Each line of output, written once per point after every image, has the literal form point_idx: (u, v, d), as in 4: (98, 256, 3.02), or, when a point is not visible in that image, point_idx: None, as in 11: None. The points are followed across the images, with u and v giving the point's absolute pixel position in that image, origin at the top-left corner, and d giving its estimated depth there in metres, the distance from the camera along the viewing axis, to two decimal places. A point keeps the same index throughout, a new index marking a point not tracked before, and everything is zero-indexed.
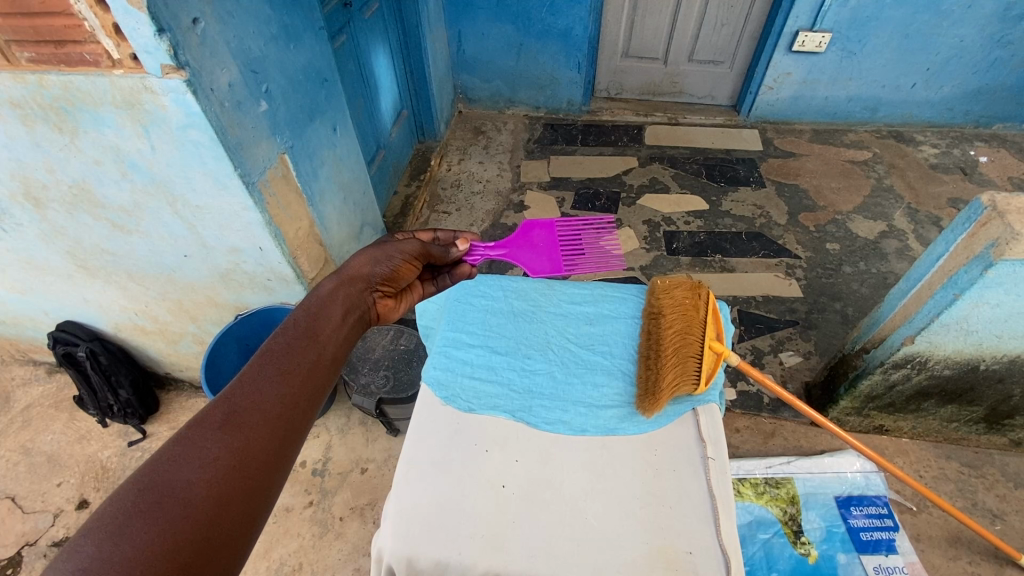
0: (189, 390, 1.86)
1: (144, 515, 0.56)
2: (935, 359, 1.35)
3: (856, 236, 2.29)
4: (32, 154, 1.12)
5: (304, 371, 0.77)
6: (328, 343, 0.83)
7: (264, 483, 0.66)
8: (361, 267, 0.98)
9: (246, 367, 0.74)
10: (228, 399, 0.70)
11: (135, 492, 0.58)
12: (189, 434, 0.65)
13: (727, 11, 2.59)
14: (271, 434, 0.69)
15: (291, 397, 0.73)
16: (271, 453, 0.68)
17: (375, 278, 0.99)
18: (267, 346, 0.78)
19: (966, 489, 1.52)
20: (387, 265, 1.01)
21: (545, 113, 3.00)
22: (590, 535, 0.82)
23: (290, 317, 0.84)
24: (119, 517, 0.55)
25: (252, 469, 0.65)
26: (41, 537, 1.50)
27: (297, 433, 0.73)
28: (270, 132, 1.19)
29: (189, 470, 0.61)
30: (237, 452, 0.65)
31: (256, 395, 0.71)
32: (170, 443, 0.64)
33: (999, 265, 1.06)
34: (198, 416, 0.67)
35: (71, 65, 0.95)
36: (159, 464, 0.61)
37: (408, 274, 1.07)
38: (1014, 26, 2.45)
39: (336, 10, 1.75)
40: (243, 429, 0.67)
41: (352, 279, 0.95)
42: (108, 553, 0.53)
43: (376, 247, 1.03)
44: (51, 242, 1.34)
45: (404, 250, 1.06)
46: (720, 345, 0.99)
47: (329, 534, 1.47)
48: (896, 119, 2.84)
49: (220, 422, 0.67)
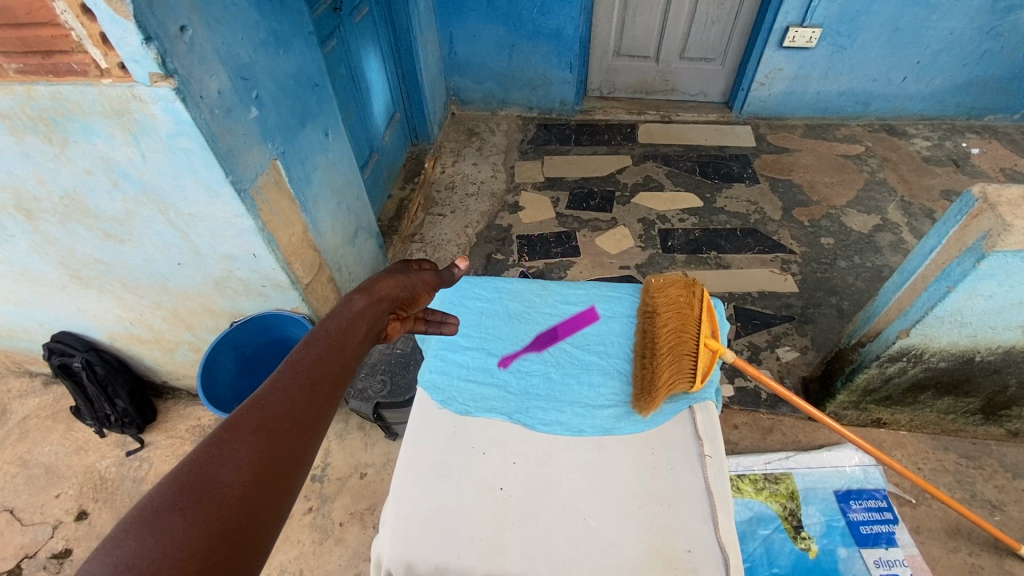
0: (187, 398, 1.85)
1: (183, 512, 0.56)
2: (929, 352, 1.35)
3: (850, 230, 2.29)
4: (22, 165, 1.11)
5: (331, 379, 0.76)
6: (354, 353, 0.82)
7: (289, 489, 0.64)
8: (388, 288, 0.94)
9: (277, 372, 0.74)
10: (262, 401, 0.69)
11: (173, 490, 0.58)
12: (224, 435, 0.64)
13: (717, 8, 2.60)
14: (302, 438, 0.68)
15: (319, 405, 0.72)
16: (300, 458, 0.67)
17: (397, 301, 0.94)
18: (298, 354, 0.77)
19: (964, 480, 1.53)
20: (408, 290, 0.97)
21: (538, 114, 3.00)
22: (590, 536, 0.81)
23: (319, 327, 0.82)
24: (159, 513, 0.55)
25: (280, 473, 0.64)
26: (41, 550, 1.49)
27: (321, 439, 0.71)
28: (261, 139, 1.19)
29: (225, 470, 0.61)
30: (269, 456, 0.64)
31: (287, 399, 0.70)
32: (206, 443, 0.63)
33: (992, 257, 1.07)
34: (233, 416, 0.66)
35: (58, 75, 0.95)
36: (195, 464, 0.61)
37: (427, 301, 1.01)
38: (1003, 18, 2.45)
39: (326, 14, 1.75)
40: (275, 432, 0.66)
41: (378, 299, 0.91)
42: (148, 548, 0.53)
43: (399, 271, 0.99)
44: (44, 252, 1.33)
45: (425, 277, 1.02)
46: (716, 342, 0.99)
47: (330, 540, 1.46)
48: (887, 112, 2.86)
49: (255, 424, 0.66)
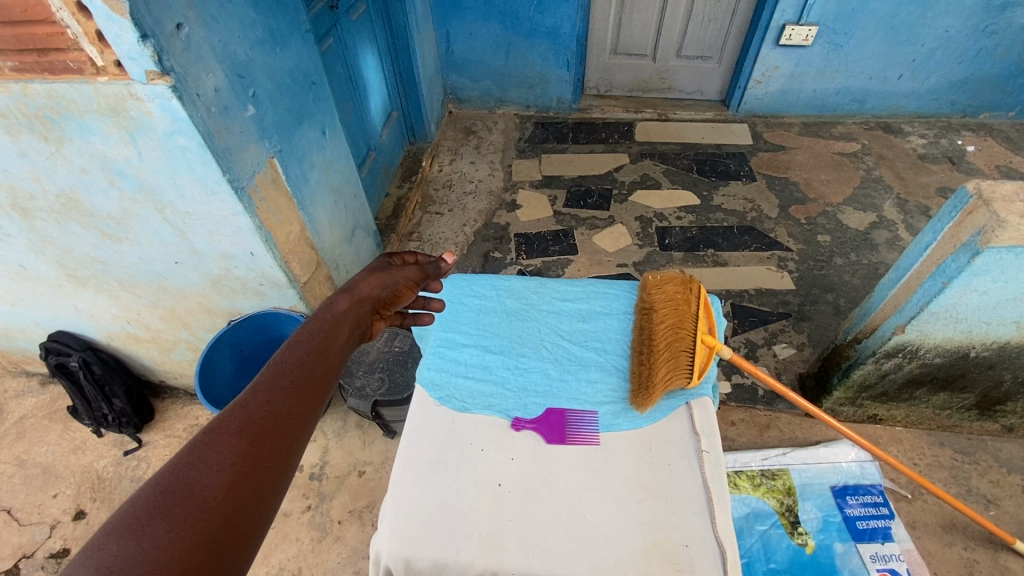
0: (184, 398, 1.85)
1: (166, 515, 0.55)
2: (925, 348, 1.36)
3: (847, 228, 2.30)
4: (18, 164, 1.11)
5: (314, 384, 0.76)
6: (336, 357, 0.82)
7: (272, 493, 0.64)
8: (370, 288, 0.94)
9: (259, 377, 0.73)
10: (243, 406, 0.69)
11: (156, 494, 0.57)
12: (207, 438, 0.63)
13: (714, 7, 2.60)
14: (284, 442, 0.68)
15: (301, 410, 0.72)
16: (282, 462, 0.67)
17: (379, 300, 0.95)
18: (280, 359, 0.77)
19: (960, 475, 1.54)
20: (390, 288, 0.97)
21: (535, 112, 3.00)
22: (589, 531, 0.81)
23: (302, 330, 0.82)
24: (141, 517, 0.54)
25: (262, 476, 0.64)
26: (38, 550, 1.49)
27: (304, 443, 0.71)
28: (258, 137, 1.18)
29: (208, 474, 0.60)
30: (252, 459, 0.64)
31: (269, 404, 0.70)
32: (188, 446, 0.62)
33: (987, 253, 1.07)
34: (215, 420, 0.66)
35: (54, 73, 0.94)
36: (177, 468, 0.60)
37: (410, 298, 1.02)
38: (998, 16, 2.46)
39: (323, 13, 1.75)
40: (257, 437, 0.66)
41: (361, 299, 0.91)
42: (130, 551, 0.52)
43: (380, 269, 0.99)
44: (40, 251, 1.33)
45: (406, 274, 1.02)
46: (712, 339, 1.00)
47: (328, 538, 1.47)
48: (883, 110, 2.87)
49: (237, 428, 0.65)
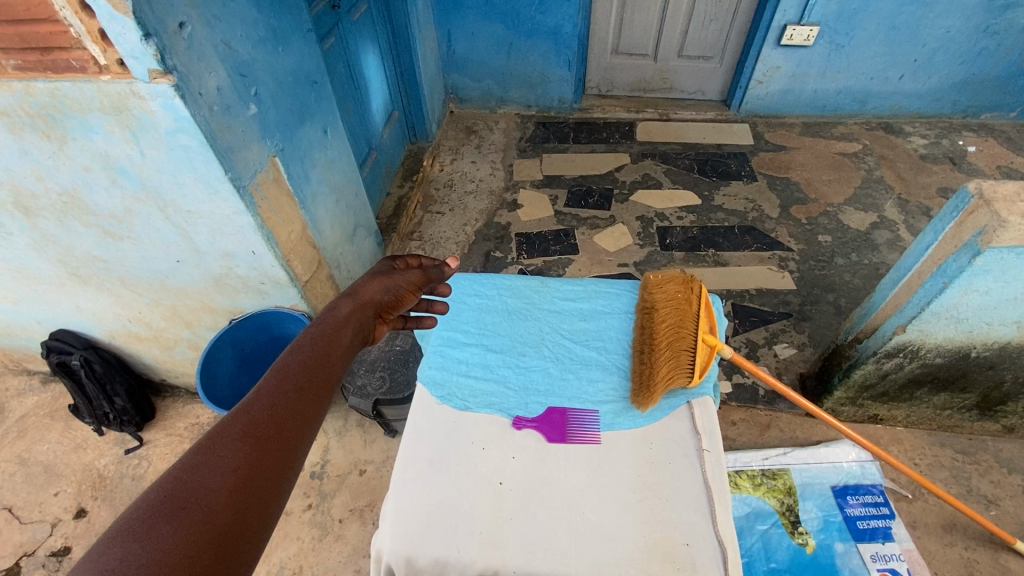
0: (185, 396, 1.85)
1: (170, 519, 0.55)
2: (926, 348, 1.36)
3: (848, 228, 2.30)
4: (21, 162, 1.11)
5: (317, 387, 0.76)
6: (338, 361, 0.82)
7: (275, 495, 0.64)
8: (372, 291, 0.94)
9: (262, 381, 0.74)
10: (247, 409, 0.69)
11: (160, 497, 0.57)
12: (211, 442, 0.64)
13: (715, 7, 2.61)
14: (288, 445, 0.68)
15: (304, 413, 0.73)
16: (285, 466, 0.67)
17: (381, 305, 0.94)
18: (282, 362, 0.77)
19: (960, 476, 1.54)
20: (392, 292, 0.96)
21: (537, 112, 3.00)
22: (590, 530, 0.82)
23: (305, 333, 0.82)
24: (146, 520, 0.54)
25: (265, 480, 0.64)
26: (39, 548, 1.49)
27: (307, 446, 0.71)
28: (260, 136, 1.19)
29: (212, 477, 0.60)
30: (255, 463, 0.64)
31: (273, 408, 0.70)
32: (192, 450, 0.62)
33: (987, 253, 1.07)
34: (219, 425, 0.66)
35: (57, 72, 0.95)
36: (181, 471, 0.60)
37: (413, 302, 1.01)
38: (1000, 16, 2.46)
39: (324, 12, 1.76)
40: (261, 440, 0.66)
41: (363, 303, 0.91)
42: (135, 554, 0.52)
43: (382, 273, 0.99)
44: (42, 250, 1.34)
45: (409, 277, 1.01)
46: (714, 338, 1.00)
47: (329, 537, 1.47)
48: (884, 110, 2.87)
49: (241, 431, 0.66)
